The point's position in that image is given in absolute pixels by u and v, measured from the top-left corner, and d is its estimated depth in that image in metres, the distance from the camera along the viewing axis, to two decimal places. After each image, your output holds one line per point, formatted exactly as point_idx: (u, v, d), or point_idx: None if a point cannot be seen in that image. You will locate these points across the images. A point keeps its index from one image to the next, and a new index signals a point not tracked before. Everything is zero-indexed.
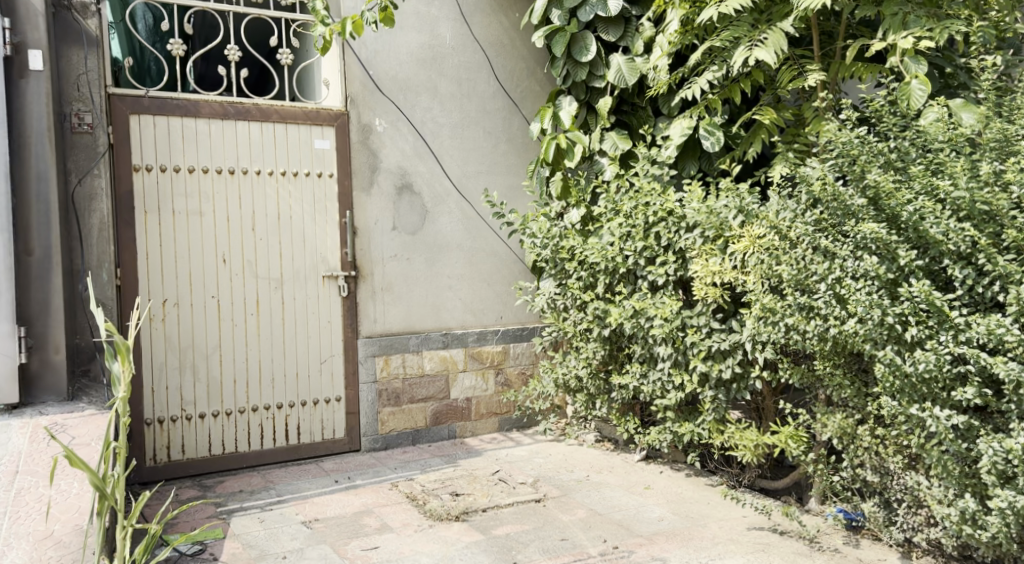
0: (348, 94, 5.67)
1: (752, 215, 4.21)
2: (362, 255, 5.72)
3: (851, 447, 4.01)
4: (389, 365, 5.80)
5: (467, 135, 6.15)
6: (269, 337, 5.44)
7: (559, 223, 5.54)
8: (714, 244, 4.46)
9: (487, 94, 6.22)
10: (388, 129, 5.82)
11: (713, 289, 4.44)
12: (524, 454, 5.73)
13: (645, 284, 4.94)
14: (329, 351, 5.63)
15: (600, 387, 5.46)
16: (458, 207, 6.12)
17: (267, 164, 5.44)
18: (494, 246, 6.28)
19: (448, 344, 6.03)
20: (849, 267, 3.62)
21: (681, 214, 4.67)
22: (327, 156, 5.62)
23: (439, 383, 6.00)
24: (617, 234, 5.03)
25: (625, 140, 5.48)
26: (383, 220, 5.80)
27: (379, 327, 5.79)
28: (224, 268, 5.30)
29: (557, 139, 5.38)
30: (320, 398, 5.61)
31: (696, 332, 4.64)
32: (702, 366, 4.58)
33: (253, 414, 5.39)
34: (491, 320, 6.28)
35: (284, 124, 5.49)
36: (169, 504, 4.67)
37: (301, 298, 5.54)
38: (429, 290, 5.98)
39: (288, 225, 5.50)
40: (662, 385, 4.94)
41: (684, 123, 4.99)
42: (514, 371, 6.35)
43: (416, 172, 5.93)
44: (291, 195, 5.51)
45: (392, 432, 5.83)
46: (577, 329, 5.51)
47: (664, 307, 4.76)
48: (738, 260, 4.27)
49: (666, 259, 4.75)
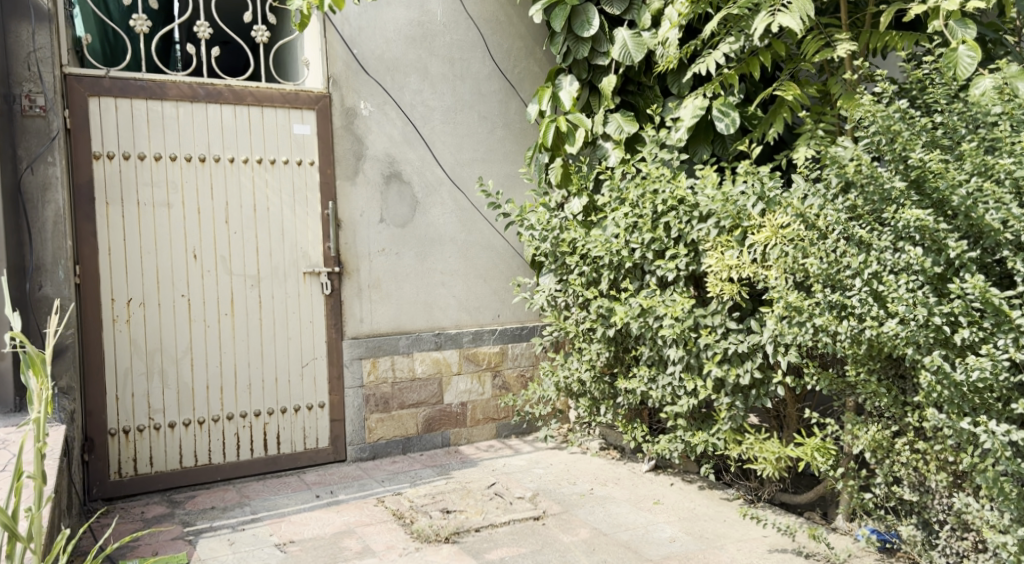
0: (330, 74, 5.23)
1: (776, 201, 3.76)
2: (347, 249, 5.30)
3: (886, 462, 3.60)
4: (377, 368, 5.37)
5: (460, 120, 5.70)
6: (245, 340, 5.01)
7: (560, 214, 5.09)
8: (730, 236, 4.02)
9: (481, 75, 5.77)
10: (374, 112, 5.38)
11: (729, 284, 4.00)
12: (523, 464, 5.29)
13: (654, 279, 4.49)
14: (311, 353, 5.20)
15: (604, 392, 5.05)
16: (451, 197, 5.68)
17: (241, 151, 5.01)
18: (490, 239, 5.84)
19: (441, 344, 5.60)
20: (888, 260, 3.19)
21: (692, 202, 4.20)
22: (308, 142, 5.19)
23: (431, 387, 5.57)
24: (621, 225, 4.56)
25: (632, 123, 4.97)
26: (370, 211, 5.37)
27: (366, 327, 5.36)
28: (195, 264, 4.88)
29: (557, 122, 5.00)
30: (302, 405, 5.18)
31: (710, 332, 4.20)
32: (717, 371, 4.14)
33: (228, 423, 4.97)
34: (487, 318, 5.84)
35: (260, 107, 5.06)
36: (106, 537, 4.05)
37: (280, 297, 5.11)
38: (420, 286, 5.55)
39: (265, 218, 5.07)
40: (672, 390, 4.51)
41: (696, 102, 4.56)
42: (512, 374, 5.91)
43: (405, 159, 5.50)
44: (268, 185, 5.08)
45: (381, 440, 5.40)
46: (580, 329, 5.07)
47: (674, 305, 4.30)
48: (759, 252, 3.84)
49: (677, 252, 4.29)
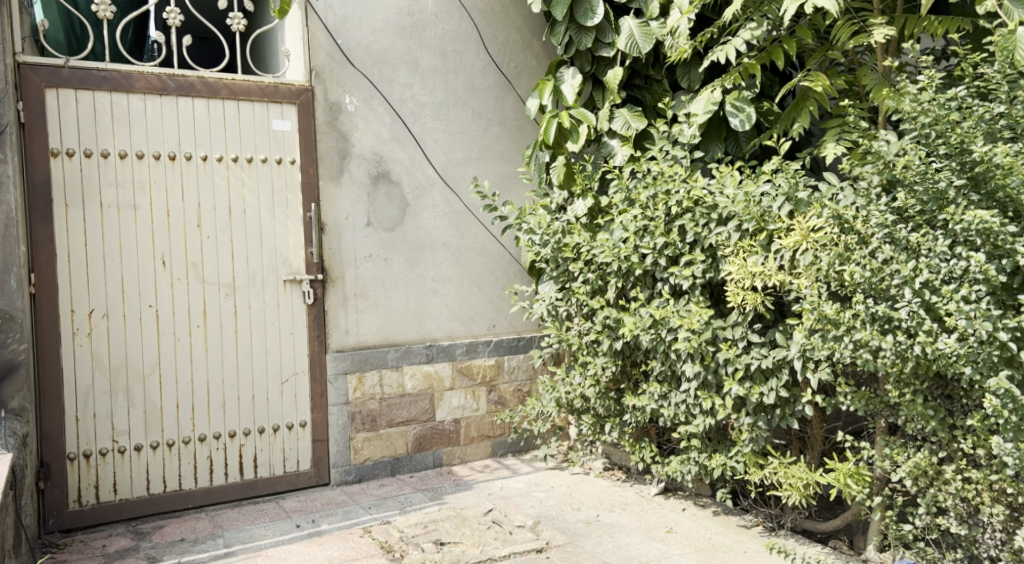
0: (313, 66, 4.84)
1: (811, 200, 3.40)
2: (331, 255, 4.90)
3: (930, 491, 3.24)
4: (363, 384, 4.97)
5: (453, 117, 5.32)
6: (219, 355, 4.60)
7: (563, 217, 4.70)
8: (754, 240, 3.65)
9: (476, 69, 5.39)
10: (361, 108, 4.99)
11: (752, 293, 3.64)
12: (522, 486, 4.89)
13: (666, 288, 4.12)
14: (292, 368, 4.79)
15: (610, 409, 4.68)
16: (443, 199, 5.29)
17: (215, 148, 4.60)
18: (485, 244, 5.45)
19: (433, 357, 5.21)
20: (941, 268, 2.87)
21: (711, 203, 3.83)
22: (288, 139, 4.79)
23: (422, 403, 5.17)
24: (631, 229, 4.17)
25: (641, 119, 4.60)
26: (356, 214, 4.97)
27: (352, 339, 4.96)
28: (164, 272, 4.46)
29: (558, 117, 4.69)
30: (281, 424, 4.76)
31: (731, 347, 3.83)
32: (738, 390, 3.76)
33: (201, 445, 4.55)
34: (482, 329, 5.45)
35: (236, 101, 4.65)
36: None
37: (258, 307, 4.70)
38: (410, 295, 5.15)
39: (241, 222, 4.66)
40: (686, 408, 4.13)
41: (709, 96, 4.22)
42: (508, 388, 5.52)
43: (394, 159, 5.10)
44: (245, 185, 4.68)
45: (367, 461, 4.99)
46: (583, 341, 4.70)
47: (690, 316, 3.92)
48: (787, 258, 3.48)
49: (693, 258, 3.92)
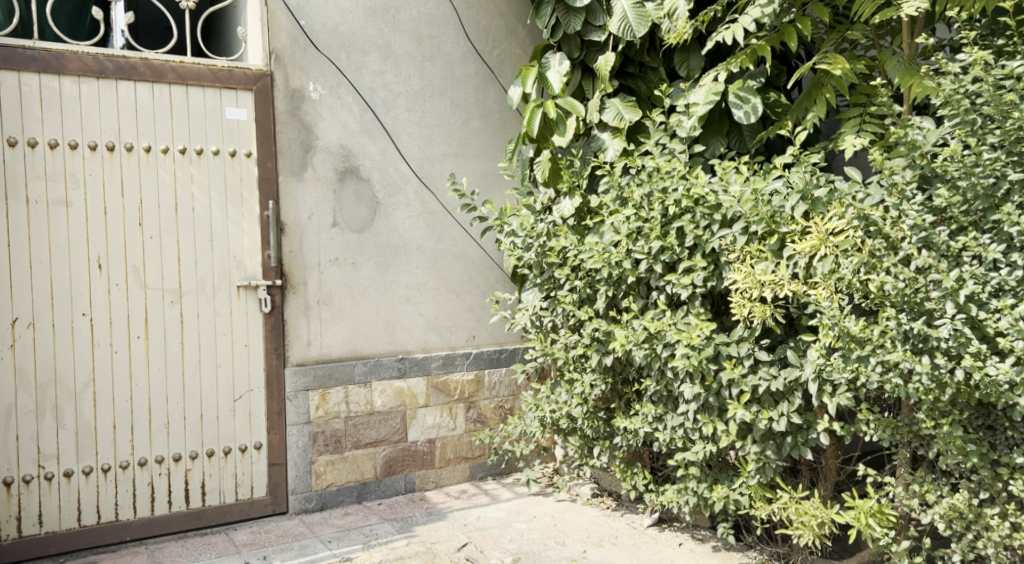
0: (272, 49, 4.38)
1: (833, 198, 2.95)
2: (291, 259, 4.43)
3: (968, 537, 2.78)
4: (327, 401, 4.49)
5: (429, 108, 4.85)
6: (163, 370, 4.12)
7: (548, 217, 4.23)
8: (763, 244, 3.20)
9: (455, 56, 4.93)
10: (326, 96, 4.53)
11: (760, 305, 3.20)
12: (501, 516, 4.42)
13: (663, 298, 3.66)
14: (245, 384, 4.31)
15: (599, 430, 4.23)
16: (418, 198, 4.82)
17: (160, 138, 4.13)
18: (464, 248, 4.98)
19: (405, 371, 4.73)
20: (989, 279, 2.52)
21: (714, 203, 3.37)
22: (243, 129, 4.32)
23: (393, 422, 4.70)
24: (622, 231, 3.70)
25: (635, 110, 4.10)
26: (320, 213, 4.51)
27: (314, 351, 4.48)
28: (100, 276, 3.99)
29: (543, 107, 4.20)
30: (233, 447, 4.29)
31: (735, 365, 3.36)
32: (744, 415, 3.30)
33: (140, 471, 4.07)
34: (460, 340, 4.98)
35: (184, 87, 4.18)
36: None
37: (208, 316, 4.23)
38: (380, 303, 4.68)
39: (189, 221, 4.19)
40: (684, 433, 3.67)
41: (711, 84, 3.82)
42: (489, 405, 5.05)
43: (363, 153, 4.64)
44: (193, 180, 4.20)
45: (330, 487, 4.51)
46: (570, 355, 4.25)
47: (690, 328, 3.46)
48: (802, 265, 3.04)
49: (693, 264, 3.45)
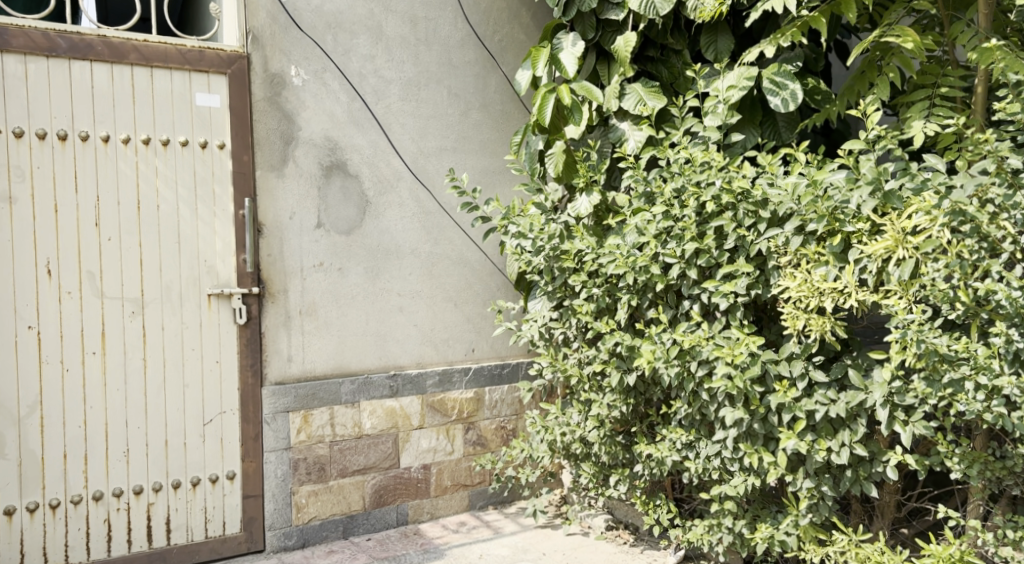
0: (250, 29, 3.89)
1: (922, 188, 2.50)
2: (270, 264, 3.93)
3: None
4: (310, 424, 3.99)
5: (424, 97, 4.37)
6: (121, 391, 3.60)
7: (560, 217, 3.77)
8: (822, 246, 2.75)
9: (453, 41, 4.45)
10: (310, 82, 4.04)
11: (818, 317, 2.75)
12: (506, 553, 3.92)
13: (696, 308, 3.19)
14: (216, 406, 3.80)
15: (617, 457, 3.75)
16: (412, 196, 4.33)
17: (120, 126, 3.62)
18: (463, 252, 4.49)
19: (398, 390, 4.24)
20: None
21: (760, 198, 2.91)
22: (216, 118, 3.82)
23: (384, 446, 4.19)
24: (649, 231, 3.22)
25: (658, 96, 3.62)
26: (302, 212, 4.01)
27: (295, 368, 3.98)
28: (48, 284, 3.48)
29: (556, 93, 3.73)
30: (203, 477, 3.77)
31: (787, 388, 2.89)
32: (798, 446, 2.83)
33: (95, 506, 3.55)
34: (458, 354, 4.49)
35: (148, 68, 3.68)
36: None
37: (174, 329, 3.72)
38: (371, 313, 4.19)
39: (153, 221, 3.68)
40: (721, 463, 3.20)
41: (744, 69, 3.37)
42: (490, 426, 4.56)
43: (352, 146, 4.15)
44: (158, 174, 3.70)
45: (313, 521, 4.00)
46: (585, 372, 3.78)
47: (731, 343, 2.98)
48: (872, 271, 2.59)
49: (735, 269, 2.97)
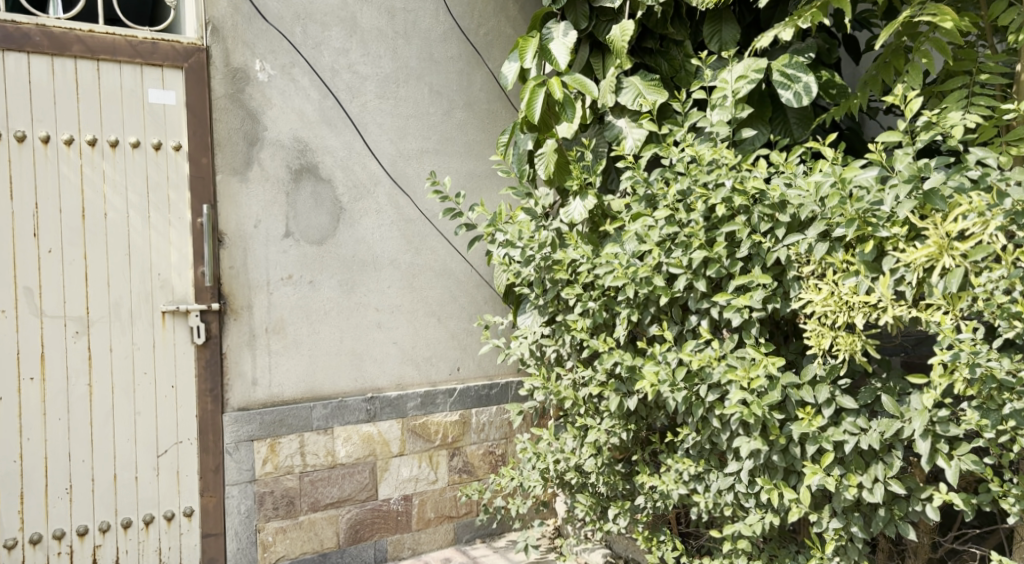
0: (209, 19, 3.54)
1: (973, 185, 2.21)
2: (232, 277, 3.57)
3: None
4: (277, 454, 3.62)
5: (403, 94, 4.01)
6: (63, 421, 3.23)
7: (552, 224, 3.42)
8: (851, 254, 2.41)
9: (434, 34, 4.10)
10: (277, 77, 3.68)
11: (846, 334, 2.41)
12: None
13: (706, 324, 2.83)
14: (171, 436, 3.43)
15: (616, 488, 3.40)
16: (390, 202, 3.97)
17: (62, 126, 3.26)
18: (447, 262, 4.14)
19: (376, 414, 3.87)
20: None
21: (778, 199, 2.57)
22: (171, 117, 3.46)
23: (360, 477, 3.82)
24: (652, 238, 2.87)
25: (658, 89, 3.28)
26: (268, 220, 3.65)
27: (261, 392, 3.62)
28: None
29: (546, 86, 3.37)
30: (156, 515, 3.40)
31: (811, 415, 2.54)
32: (825, 482, 2.47)
33: (32, 550, 3.18)
34: (442, 374, 4.13)
35: (94, 61, 3.32)
36: None
37: (124, 351, 3.35)
38: (345, 329, 3.82)
39: (100, 231, 3.32)
40: (734, 498, 2.84)
41: (752, 61, 3.02)
42: (477, 452, 4.19)
43: (323, 147, 3.79)
44: (106, 179, 3.33)
45: (281, 561, 3.63)
46: (581, 395, 3.42)
47: (747, 364, 2.63)
48: (911, 282, 2.25)
49: (750, 281, 2.62)
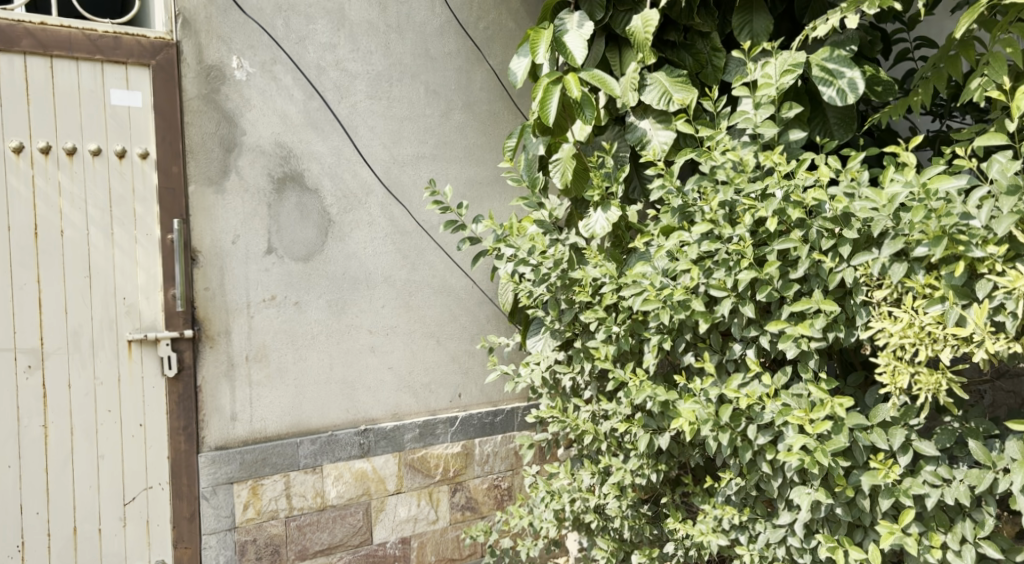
0: (179, 10, 3.14)
1: None
2: (207, 299, 3.17)
3: None
4: (260, 498, 3.22)
5: (397, 94, 3.63)
6: (14, 469, 2.82)
7: (567, 238, 3.05)
8: (935, 277, 2.05)
9: (430, 27, 3.72)
10: (256, 75, 3.29)
11: (929, 371, 2.05)
12: None
13: (752, 355, 2.47)
14: (140, 481, 3.03)
15: (642, 534, 3.03)
16: (383, 213, 3.59)
17: (11, 132, 2.86)
18: (447, 278, 3.76)
19: (370, 448, 3.48)
20: None
21: (842, 212, 2.20)
22: (136, 121, 3.07)
23: (352, 519, 3.43)
24: (689, 256, 2.50)
25: (686, 86, 2.91)
26: (248, 235, 3.26)
27: (241, 429, 3.22)
28: None
29: (561, 84, 2.99)
30: None
31: (885, 463, 2.18)
32: (903, 543, 2.12)
33: None
34: (443, 402, 3.74)
35: (47, 58, 2.91)
36: None
37: (84, 386, 2.95)
38: (335, 355, 3.43)
39: (55, 250, 2.91)
40: (787, 552, 2.48)
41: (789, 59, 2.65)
42: (481, 486, 3.82)
43: (309, 154, 3.40)
44: (62, 192, 2.94)
45: None
46: (602, 430, 3.05)
47: (806, 404, 2.27)
48: (1013, 312, 1.92)
49: (809, 307, 2.26)
